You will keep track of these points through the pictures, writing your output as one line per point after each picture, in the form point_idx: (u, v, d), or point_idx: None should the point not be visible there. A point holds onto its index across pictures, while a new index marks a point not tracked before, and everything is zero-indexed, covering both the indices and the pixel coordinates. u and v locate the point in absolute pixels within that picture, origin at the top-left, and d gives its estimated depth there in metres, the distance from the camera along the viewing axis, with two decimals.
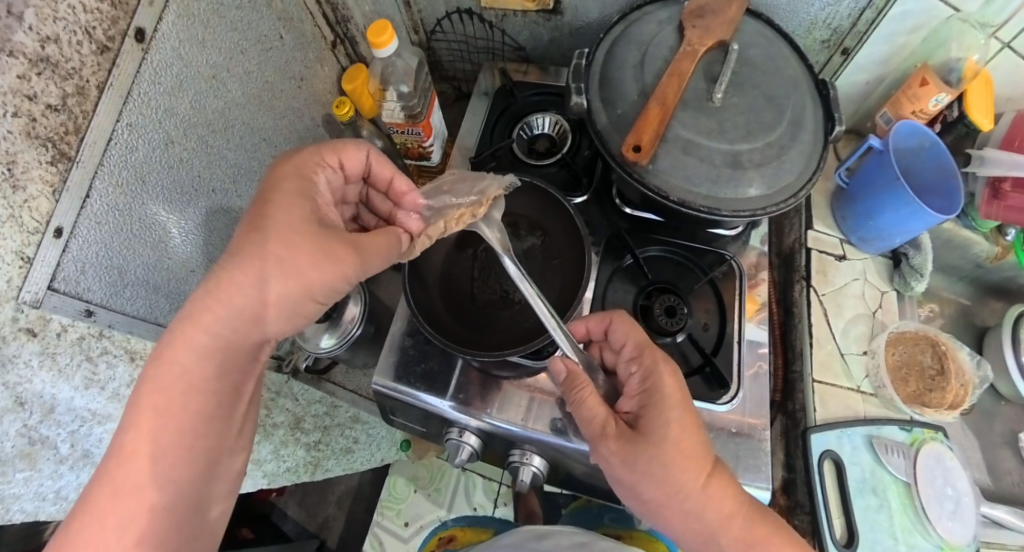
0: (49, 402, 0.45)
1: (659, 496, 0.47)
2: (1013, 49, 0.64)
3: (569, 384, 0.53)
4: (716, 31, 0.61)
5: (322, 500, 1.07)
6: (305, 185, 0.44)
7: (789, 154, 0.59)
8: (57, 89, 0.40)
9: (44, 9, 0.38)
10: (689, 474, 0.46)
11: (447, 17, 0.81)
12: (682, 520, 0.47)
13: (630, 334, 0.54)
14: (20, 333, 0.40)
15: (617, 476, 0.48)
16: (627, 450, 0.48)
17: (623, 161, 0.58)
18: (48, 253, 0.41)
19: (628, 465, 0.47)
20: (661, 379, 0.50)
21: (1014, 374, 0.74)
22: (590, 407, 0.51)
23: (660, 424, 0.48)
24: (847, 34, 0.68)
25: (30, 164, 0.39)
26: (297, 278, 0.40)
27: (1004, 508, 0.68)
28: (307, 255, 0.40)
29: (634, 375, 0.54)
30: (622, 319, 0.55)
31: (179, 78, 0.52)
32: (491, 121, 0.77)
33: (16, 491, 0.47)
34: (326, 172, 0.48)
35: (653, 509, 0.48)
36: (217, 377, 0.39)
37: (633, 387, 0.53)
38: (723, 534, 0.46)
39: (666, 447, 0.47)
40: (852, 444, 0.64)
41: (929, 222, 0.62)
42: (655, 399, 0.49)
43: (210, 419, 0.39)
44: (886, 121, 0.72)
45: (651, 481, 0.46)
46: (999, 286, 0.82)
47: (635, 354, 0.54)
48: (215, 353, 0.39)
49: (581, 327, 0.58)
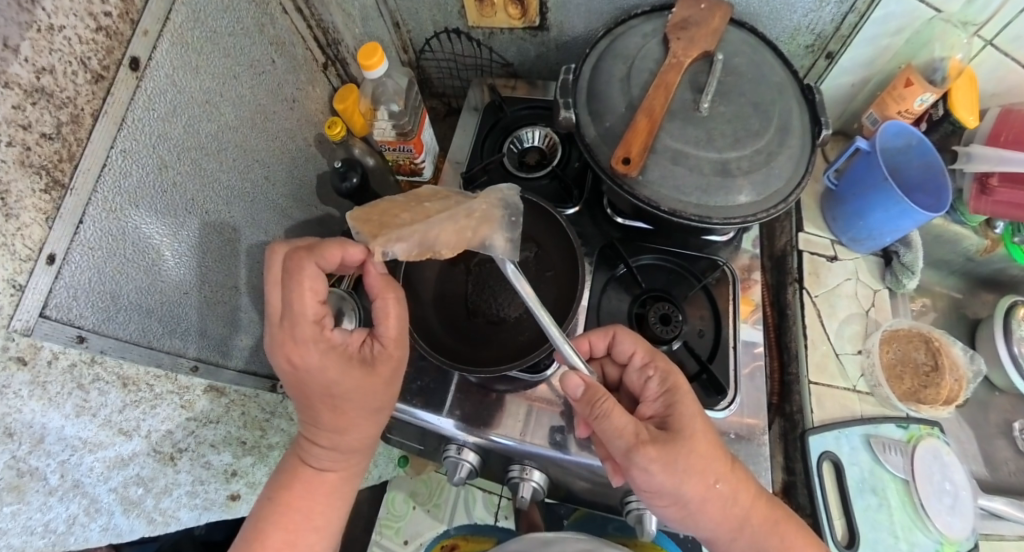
0: (39, 432, 0.46)
1: (698, 494, 0.48)
2: (996, 46, 0.65)
3: (588, 400, 0.49)
4: (701, 43, 0.62)
5: None
6: (282, 319, 0.48)
7: (777, 160, 0.60)
8: (51, 117, 0.41)
9: (38, 41, 0.39)
10: (720, 467, 0.49)
11: (436, 37, 0.83)
12: (721, 510, 0.50)
13: (636, 343, 0.56)
14: (11, 362, 0.42)
15: (657, 483, 0.48)
16: (665, 454, 0.47)
17: (614, 173, 0.60)
18: (41, 280, 0.42)
19: (668, 468, 0.47)
20: (678, 378, 0.53)
21: (1008, 365, 0.75)
22: (615, 420, 0.48)
23: (687, 420, 0.50)
24: (831, 38, 0.69)
25: (23, 193, 0.40)
26: (384, 386, 0.52)
27: (1003, 500, 0.68)
28: (352, 378, 0.50)
29: (649, 380, 0.55)
30: (625, 331, 0.56)
31: (172, 105, 0.53)
32: (480, 136, 0.78)
33: (4, 525, 0.48)
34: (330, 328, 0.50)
35: (691, 506, 0.49)
36: (348, 451, 0.55)
37: (652, 391, 0.54)
38: (752, 516, 0.51)
39: (699, 443, 0.49)
40: (850, 444, 0.64)
41: (919, 220, 0.62)
42: (677, 400, 0.52)
43: (343, 474, 0.56)
44: (873, 121, 0.73)
45: (691, 480, 0.48)
46: (988, 278, 0.82)
47: (646, 360, 0.55)
48: (374, 413, 0.53)
49: (585, 343, 0.58)
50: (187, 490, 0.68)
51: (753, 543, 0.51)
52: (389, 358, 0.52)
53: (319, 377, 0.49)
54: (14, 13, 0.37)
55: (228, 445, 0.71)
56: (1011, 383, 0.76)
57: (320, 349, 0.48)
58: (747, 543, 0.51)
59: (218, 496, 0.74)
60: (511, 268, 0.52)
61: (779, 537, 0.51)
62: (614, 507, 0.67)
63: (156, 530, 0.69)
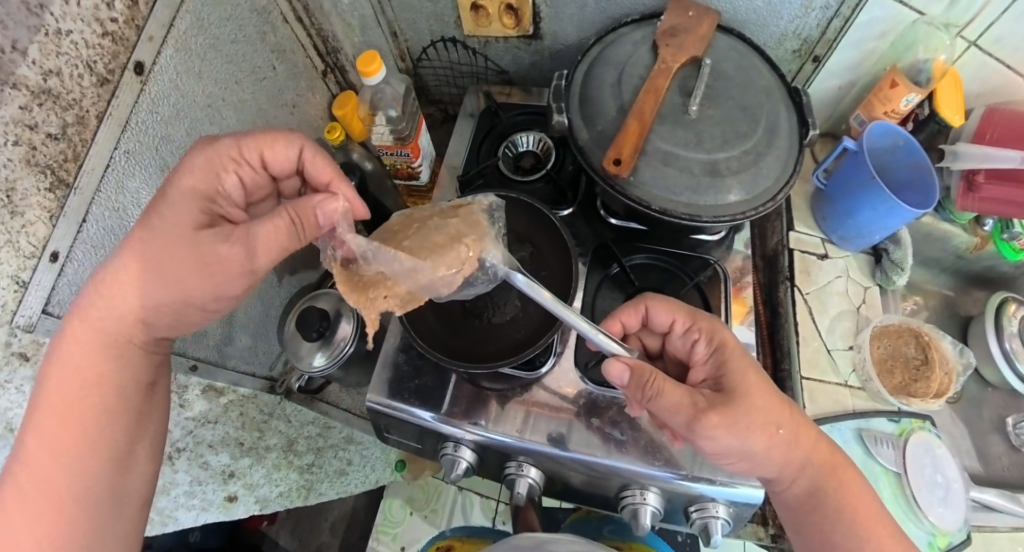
0: None
1: (763, 444, 0.49)
2: (980, 47, 0.67)
3: (637, 384, 0.49)
4: (689, 48, 0.64)
5: (315, 528, 1.02)
6: (207, 144, 0.47)
7: (765, 160, 0.61)
8: (57, 119, 0.43)
9: (47, 45, 0.41)
10: (778, 414, 0.50)
11: (432, 46, 0.85)
12: (785, 454, 0.51)
13: (674, 311, 0.57)
14: (12, 358, 0.42)
15: (723, 444, 0.48)
16: (726, 414, 0.48)
17: (605, 174, 0.61)
18: (43, 277, 0.44)
19: (732, 429, 0.48)
20: (725, 335, 0.54)
21: (999, 360, 0.77)
22: (669, 395, 0.48)
23: (740, 377, 0.51)
24: (817, 42, 0.70)
25: (28, 192, 0.41)
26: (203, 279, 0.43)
27: (991, 492, 0.71)
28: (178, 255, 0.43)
29: (696, 343, 0.57)
30: (657, 303, 0.58)
31: (175, 108, 0.55)
32: (476, 141, 0.79)
33: None
34: (240, 170, 0.49)
35: (757, 458, 0.50)
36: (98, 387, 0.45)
37: (701, 354, 0.56)
38: (815, 456, 0.52)
39: (755, 397, 0.50)
40: (842, 438, 0.66)
41: (906, 217, 0.63)
42: (727, 356, 0.53)
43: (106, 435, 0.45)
44: (859, 122, 0.75)
45: (756, 433, 0.49)
46: (979, 276, 0.83)
47: (688, 325, 0.57)
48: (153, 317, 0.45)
49: (616, 324, 0.60)
50: (185, 490, 0.62)
51: (813, 484, 0.53)
52: (227, 268, 0.44)
53: (167, 212, 0.44)
54: (25, 17, 0.39)
55: (226, 446, 0.66)
56: (1002, 378, 0.78)
57: (208, 193, 0.46)
58: (808, 483, 0.53)
59: (215, 497, 0.68)
60: (521, 277, 0.54)
61: (838, 478, 0.53)
62: (610, 502, 0.67)
63: (151, 533, 0.62)
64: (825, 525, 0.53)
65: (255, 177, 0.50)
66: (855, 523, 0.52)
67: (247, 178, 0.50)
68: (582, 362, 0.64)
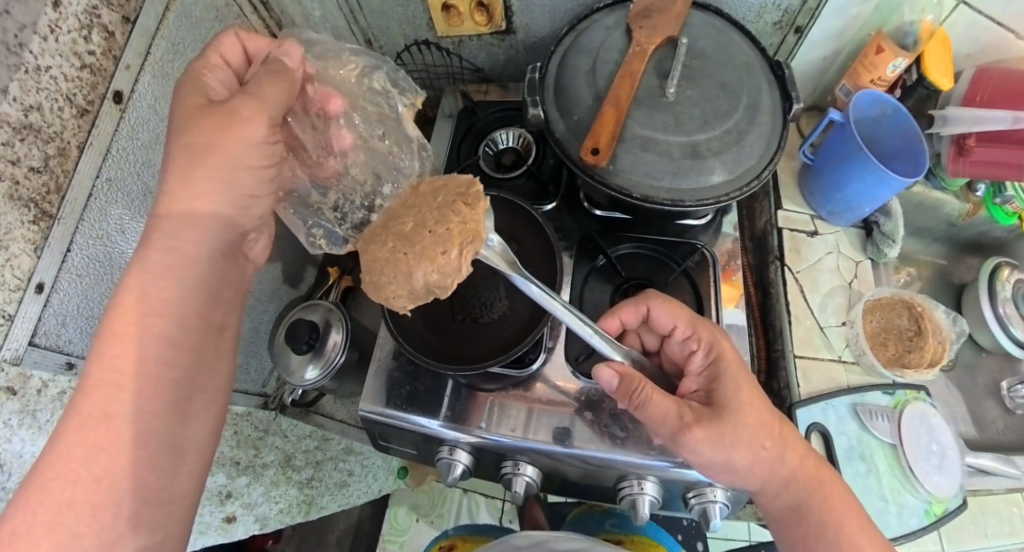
0: (29, 462, 0.48)
1: (748, 461, 0.49)
2: (968, 4, 0.65)
3: (625, 392, 0.49)
4: (664, 29, 0.63)
5: (322, 540, 1.04)
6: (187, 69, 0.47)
7: (748, 138, 0.60)
8: (39, 151, 0.44)
9: (26, 81, 0.42)
10: (766, 431, 0.50)
11: (407, 50, 0.85)
12: (768, 471, 0.51)
13: (676, 316, 0.56)
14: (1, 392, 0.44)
15: (705, 459, 0.49)
16: (713, 432, 0.48)
17: (583, 165, 0.60)
18: (29, 308, 0.45)
19: (717, 446, 0.48)
20: (724, 347, 0.54)
21: (994, 326, 0.76)
22: (656, 405, 0.48)
23: (732, 395, 0.51)
24: (798, 12, 0.67)
25: (12, 225, 0.43)
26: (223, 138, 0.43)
27: (988, 456, 0.70)
28: (212, 127, 0.43)
29: (694, 351, 0.56)
30: (659, 305, 0.56)
31: (156, 133, 0.56)
32: (456, 142, 0.79)
33: None
34: (215, 72, 0.48)
35: (739, 472, 0.50)
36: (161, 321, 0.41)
37: (698, 364, 0.56)
38: (798, 474, 0.52)
39: (745, 415, 0.50)
40: (838, 414, 0.64)
41: (896, 187, 0.61)
42: (722, 371, 0.53)
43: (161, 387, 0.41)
44: (846, 93, 0.73)
45: (741, 450, 0.49)
46: (973, 241, 0.83)
47: (688, 331, 0.56)
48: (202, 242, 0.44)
49: (614, 321, 0.59)
50: None
51: (797, 498, 0.52)
52: (249, 116, 0.43)
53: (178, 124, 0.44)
54: (3, 57, 0.40)
55: (223, 466, 0.68)
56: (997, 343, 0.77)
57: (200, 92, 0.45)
58: (789, 499, 0.52)
59: (213, 520, 0.69)
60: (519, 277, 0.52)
61: (824, 493, 0.52)
62: (609, 494, 0.67)
63: None
64: (809, 537, 0.52)
65: (230, 78, 0.49)
66: (838, 540, 0.51)
67: (227, 82, 0.49)
68: (572, 356, 0.64)
